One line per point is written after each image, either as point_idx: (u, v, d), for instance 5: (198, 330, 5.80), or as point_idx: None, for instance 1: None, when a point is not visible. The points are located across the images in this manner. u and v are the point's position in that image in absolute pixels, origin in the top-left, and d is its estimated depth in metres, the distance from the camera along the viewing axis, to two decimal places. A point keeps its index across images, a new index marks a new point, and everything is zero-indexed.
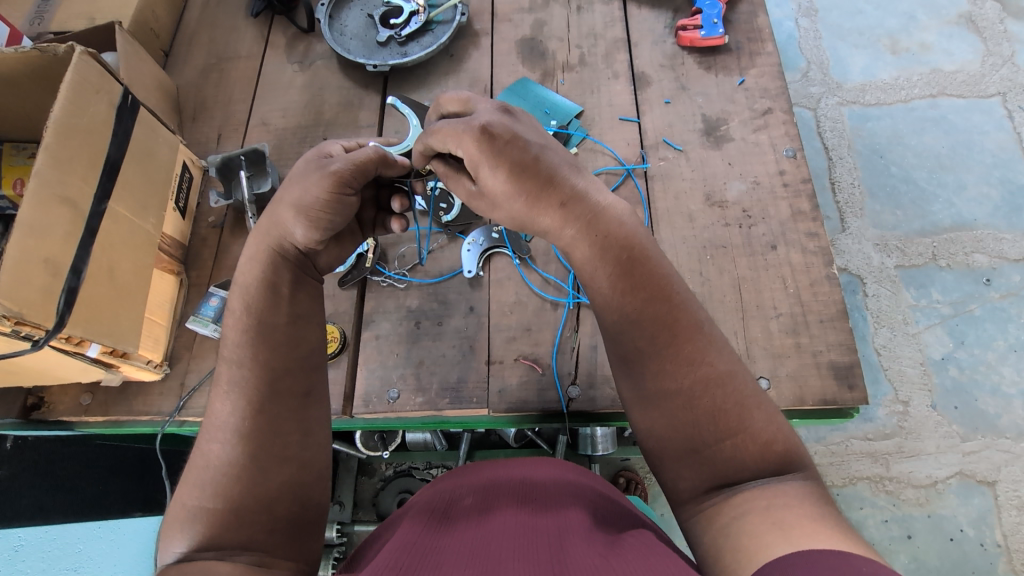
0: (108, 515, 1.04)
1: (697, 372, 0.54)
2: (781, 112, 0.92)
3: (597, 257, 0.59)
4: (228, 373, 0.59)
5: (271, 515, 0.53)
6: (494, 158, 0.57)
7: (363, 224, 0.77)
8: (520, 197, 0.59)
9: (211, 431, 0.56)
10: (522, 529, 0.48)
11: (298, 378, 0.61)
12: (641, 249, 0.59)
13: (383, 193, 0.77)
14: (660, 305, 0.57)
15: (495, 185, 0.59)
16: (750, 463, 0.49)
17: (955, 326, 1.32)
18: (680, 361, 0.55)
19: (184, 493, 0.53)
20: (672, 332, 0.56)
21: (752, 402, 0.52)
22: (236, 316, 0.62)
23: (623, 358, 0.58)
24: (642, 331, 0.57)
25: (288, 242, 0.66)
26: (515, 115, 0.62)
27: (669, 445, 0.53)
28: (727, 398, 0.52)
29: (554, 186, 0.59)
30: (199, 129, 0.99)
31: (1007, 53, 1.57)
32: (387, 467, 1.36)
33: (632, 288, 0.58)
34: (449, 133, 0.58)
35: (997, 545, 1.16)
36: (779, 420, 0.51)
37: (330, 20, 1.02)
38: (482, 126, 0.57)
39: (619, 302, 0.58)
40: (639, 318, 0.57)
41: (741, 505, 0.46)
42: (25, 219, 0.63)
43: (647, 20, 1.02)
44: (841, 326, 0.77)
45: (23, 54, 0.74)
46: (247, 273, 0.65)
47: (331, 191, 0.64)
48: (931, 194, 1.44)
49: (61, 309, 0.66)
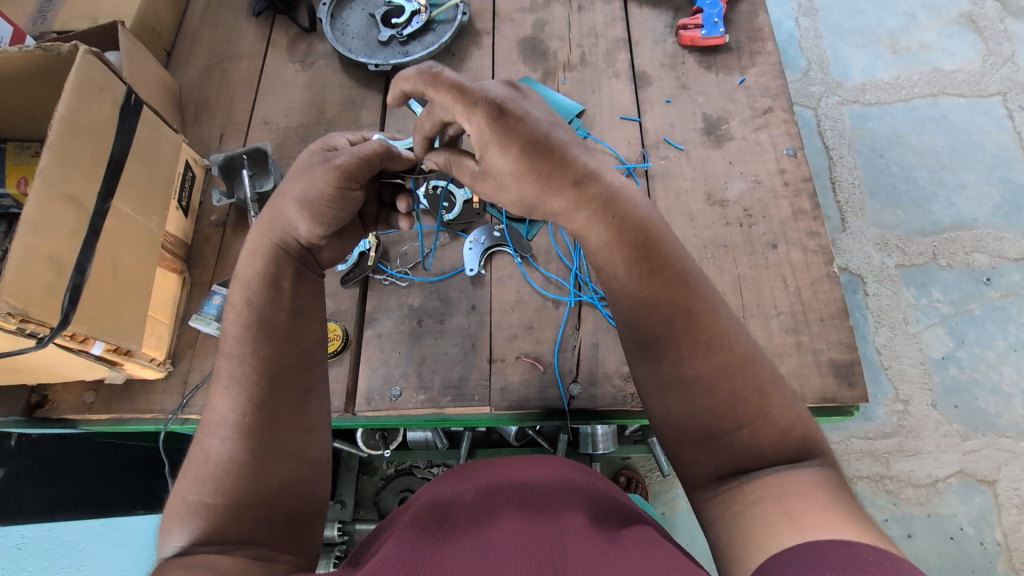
0: (114, 511, 1.05)
1: (716, 358, 0.54)
2: (781, 111, 0.92)
3: (612, 241, 0.59)
4: (229, 368, 0.59)
5: (273, 510, 0.53)
6: (505, 138, 0.57)
7: (365, 220, 0.76)
8: (531, 177, 0.59)
9: (211, 427, 0.56)
10: (523, 523, 0.49)
11: (299, 375, 0.61)
12: (657, 231, 0.60)
13: (385, 190, 0.77)
14: (677, 289, 0.57)
15: (504, 165, 0.59)
16: (767, 451, 0.49)
17: (955, 325, 1.32)
18: (698, 347, 0.55)
19: (183, 487, 0.54)
20: (690, 316, 0.56)
21: (771, 388, 0.52)
22: (239, 310, 0.62)
23: (640, 343, 0.58)
24: (659, 316, 0.57)
25: (292, 237, 0.66)
26: (524, 93, 0.62)
27: (685, 431, 0.54)
28: (747, 383, 0.52)
29: (566, 168, 0.59)
30: (201, 129, 1.00)
31: (1007, 53, 1.57)
32: (388, 466, 1.37)
33: (650, 272, 0.58)
34: (456, 107, 0.57)
35: (997, 543, 1.17)
36: (797, 407, 0.52)
37: (331, 20, 1.03)
38: (494, 102, 0.56)
39: (637, 287, 0.58)
40: (657, 302, 0.57)
41: (754, 492, 0.46)
42: (30, 216, 0.64)
43: (647, 19, 1.02)
44: (841, 325, 0.78)
45: (26, 54, 0.75)
46: (248, 268, 0.65)
47: (336, 185, 0.63)
48: (931, 194, 1.44)
49: (66, 307, 0.66)
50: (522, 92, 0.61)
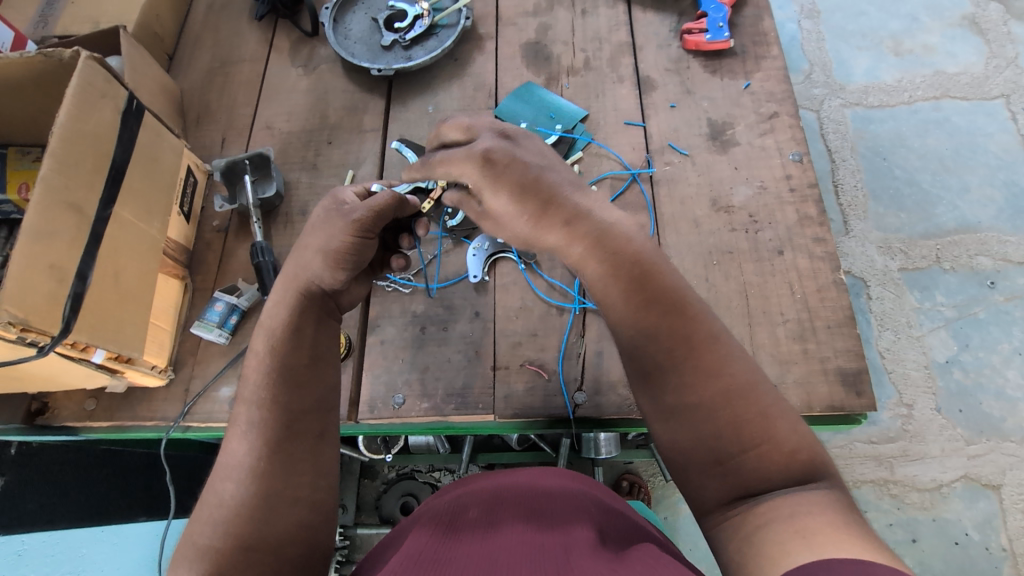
0: (113, 519, 1.03)
1: (718, 384, 0.54)
2: (787, 116, 0.91)
3: (607, 276, 0.61)
4: (248, 413, 0.59)
5: (280, 557, 0.52)
6: (494, 183, 0.63)
7: (373, 267, 0.77)
8: (524, 216, 0.64)
9: (224, 471, 0.56)
10: (527, 544, 0.48)
11: (312, 420, 0.61)
12: (652, 266, 0.61)
13: (388, 236, 0.79)
14: (676, 318, 0.58)
15: (499, 206, 0.65)
16: (775, 473, 0.48)
17: (959, 329, 1.31)
18: (699, 373, 0.55)
19: (195, 531, 0.53)
20: (689, 345, 0.56)
21: (775, 411, 0.52)
22: (259, 357, 0.63)
23: (643, 372, 0.58)
24: (659, 344, 0.57)
25: (316, 284, 0.68)
26: (515, 138, 0.67)
27: (692, 457, 0.53)
28: (748, 409, 0.52)
29: (556, 209, 0.63)
30: (203, 134, 0.99)
31: (1010, 55, 1.56)
32: (390, 469, 1.36)
33: (646, 303, 0.59)
34: (451, 163, 0.65)
35: (1003, 549, 1.16)
36: (802, 428, 0.51)
37: (334, 24, 1.02)
38: (482, 152, 0.63)
39: (636, 320, 0.59)
40: (657, 331, 0.58)
41: (765, 513, 0.45)
42: (32, 224, 0.63)
43: (652, 23, 1.01)
44: (849, 332, 0.77)
45: (28, 59, 0.74)
46: (274, 318, 0.65)
47: (353, 233, 0.68)
48: (935, 197, 1.43)
49: (67, 315, 0.65)
50: (515, 140, 0.66)
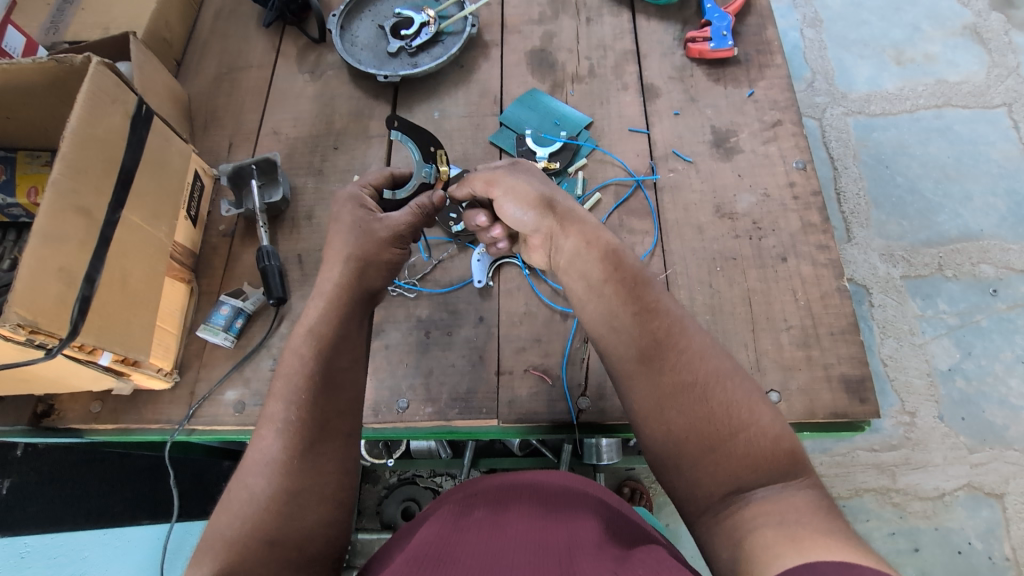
0: (116, 522, 1.03)
1: (709, 366, 0.57)
2: (791, 124, 0.92)
3: (610, 263, 0.66)
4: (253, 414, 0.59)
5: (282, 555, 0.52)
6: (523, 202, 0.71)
7: None
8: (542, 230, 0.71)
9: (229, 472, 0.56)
10: (531, 547, 0.47)
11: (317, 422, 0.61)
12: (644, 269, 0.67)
13: None
14: (670, 305, 0.63)
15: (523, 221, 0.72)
16: (765, 461, 0.50)
17: (962, 337, 1.31)
18: (694, 354, 0.59)
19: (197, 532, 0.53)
20: (682, 328, 0.61)
21: (758, 400, 0.55)
22: None
23: (639, 356, 0.61)
24: (657, 325, 0.61)
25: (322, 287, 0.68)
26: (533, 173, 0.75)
27: (686, 445, 0.54)
28: (736, 391, 0.56)
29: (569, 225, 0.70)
30: (210, 139, 1.00)
31: (1012, 64, 1.57)
32: (391, 475, 1.36)
33: (641, 291, 0.64)
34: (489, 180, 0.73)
35: (1006, 558, 1.16)
36: (780, 424, 0.54)
37: (341, 31, 1.03)
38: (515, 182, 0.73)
39: (633, 302, 0.63)
40: (654, 312, 0.62)
41: (751, 521, 0.46)
42: (42, 227, 0.63)
43: (656, 31, 1.02)
44: (852, 339, 0.77)
45: (40, 64, 0.75)
46: None
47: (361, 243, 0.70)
48: (937, 205, 1.44)
49: (75, 318, 0.66)
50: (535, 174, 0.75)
